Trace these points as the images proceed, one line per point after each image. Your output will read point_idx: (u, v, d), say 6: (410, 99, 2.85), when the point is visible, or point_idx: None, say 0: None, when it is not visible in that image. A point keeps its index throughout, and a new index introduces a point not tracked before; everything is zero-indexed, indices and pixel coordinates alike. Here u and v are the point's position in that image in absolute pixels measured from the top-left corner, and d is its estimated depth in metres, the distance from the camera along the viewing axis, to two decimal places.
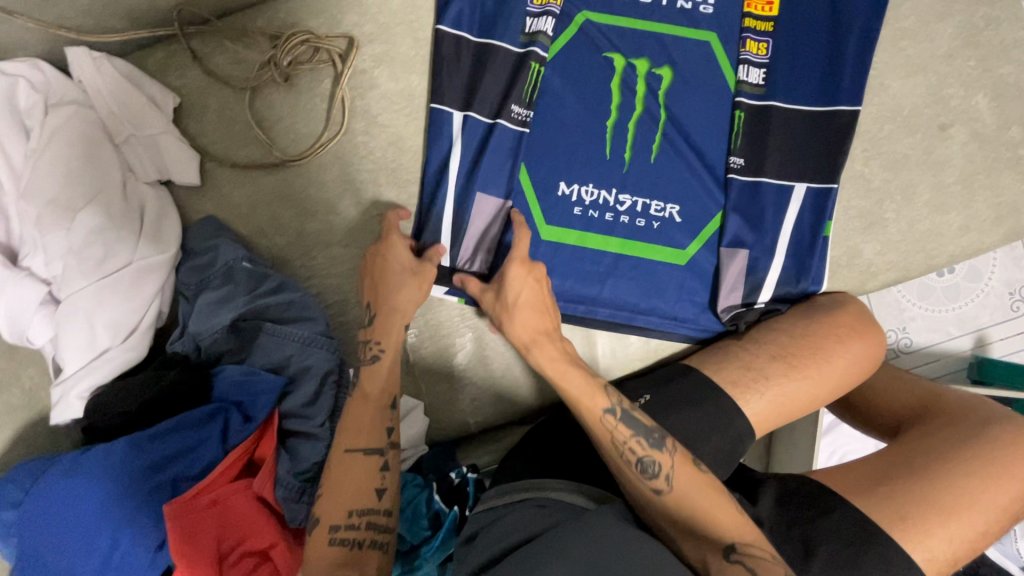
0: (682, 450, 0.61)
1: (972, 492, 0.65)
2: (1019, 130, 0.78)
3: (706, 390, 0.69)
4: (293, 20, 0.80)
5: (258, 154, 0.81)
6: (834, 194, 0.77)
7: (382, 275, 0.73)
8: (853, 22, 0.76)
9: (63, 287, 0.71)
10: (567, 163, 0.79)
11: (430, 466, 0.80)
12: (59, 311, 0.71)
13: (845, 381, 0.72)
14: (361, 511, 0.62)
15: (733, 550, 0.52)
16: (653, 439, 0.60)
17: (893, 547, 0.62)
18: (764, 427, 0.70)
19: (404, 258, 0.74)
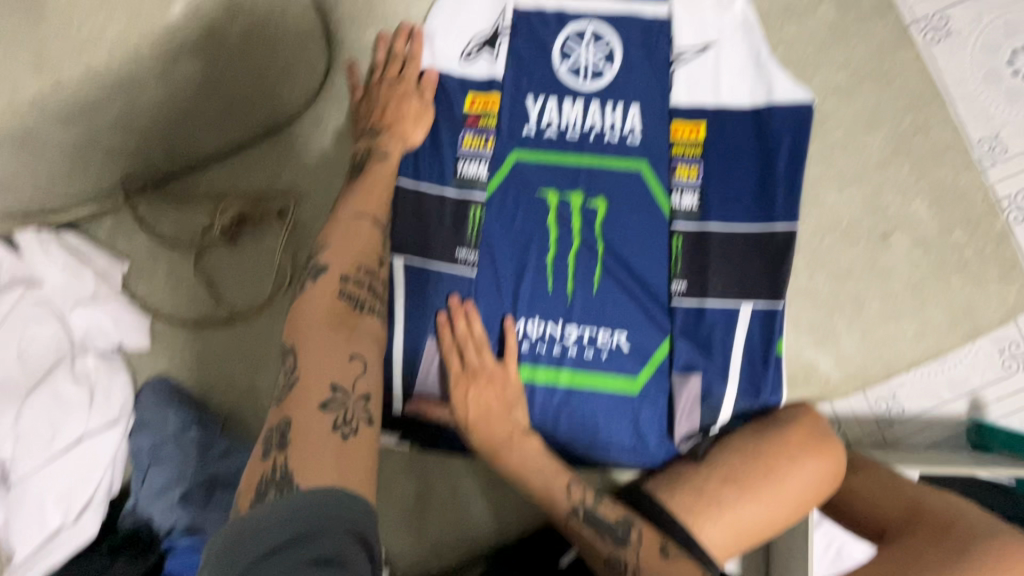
0: (649, 535, 0.64)
1: None
2: (962, 232, 0.77)
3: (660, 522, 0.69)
4: (235, 180, 0.82)
5: (206, 311, 0.82)
6: (781, 312, 0.76)
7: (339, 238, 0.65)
8: (780, 141, 0.77)
9: (17, 472, 0.73)
10: (510, 299, 0.79)
11: None
12: (11, 496, 0.72)
13: (801, 503, 0.71)
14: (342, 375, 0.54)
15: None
16: (617, 535, 0.64)
17: None
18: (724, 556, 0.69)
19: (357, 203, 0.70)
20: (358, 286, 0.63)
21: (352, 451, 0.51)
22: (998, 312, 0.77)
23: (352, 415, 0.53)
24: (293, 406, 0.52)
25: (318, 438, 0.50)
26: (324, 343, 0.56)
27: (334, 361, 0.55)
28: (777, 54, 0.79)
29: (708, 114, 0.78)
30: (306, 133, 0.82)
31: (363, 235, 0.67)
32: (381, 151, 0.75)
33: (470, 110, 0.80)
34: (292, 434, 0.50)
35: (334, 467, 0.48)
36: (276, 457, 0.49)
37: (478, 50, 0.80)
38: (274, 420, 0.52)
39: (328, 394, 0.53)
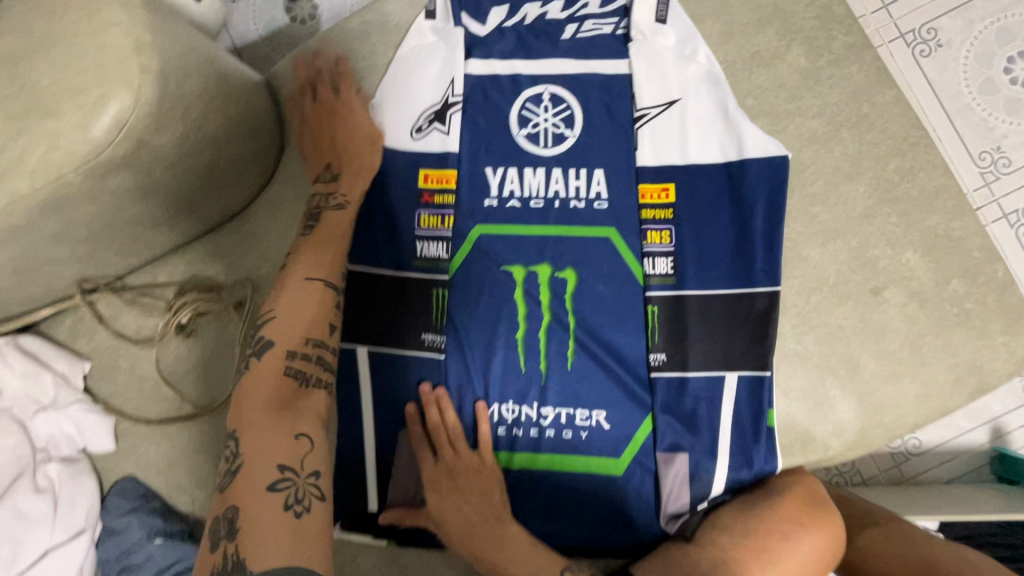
0: None
1: None
2: (960, 282, 0.72)
3: None
4: (194, 271, 0.80)
5: (171, 408, 0.79)
6: (768, 381, 0.71)
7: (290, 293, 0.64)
8: (755, 198, 0.72)
9: None
10: (480, 382, 0.75)
11: None
12: None
13: None
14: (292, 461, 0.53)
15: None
16: None
17: None
18: None
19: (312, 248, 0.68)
20: (305, 361, 0.61)
21: (306, 533, 0.50)
22: (1008, 367, 0.71)
23: (305, 496, 0.52)
24: (242, 491, 0.51)
25: (271, 524, 0.49)
26: (273, 423, 0.55)
27: (283, 440, 0.54)
28: (746, 105, 0.75)
29: (677, 173, 0.74)
30: (265, 219, 0.80)
31: (316, 297, 0.64)
32: (339, 202, 0.72)
33: (425, 186, 0.77)
34: (239, 526, 0.49)
35: (286, 553, 0.48)
36: (226, 548, 0.48)
37: (430, 123, 0.78)
38: (220, 512, 0.51)
39: (278, 477, 0.52)
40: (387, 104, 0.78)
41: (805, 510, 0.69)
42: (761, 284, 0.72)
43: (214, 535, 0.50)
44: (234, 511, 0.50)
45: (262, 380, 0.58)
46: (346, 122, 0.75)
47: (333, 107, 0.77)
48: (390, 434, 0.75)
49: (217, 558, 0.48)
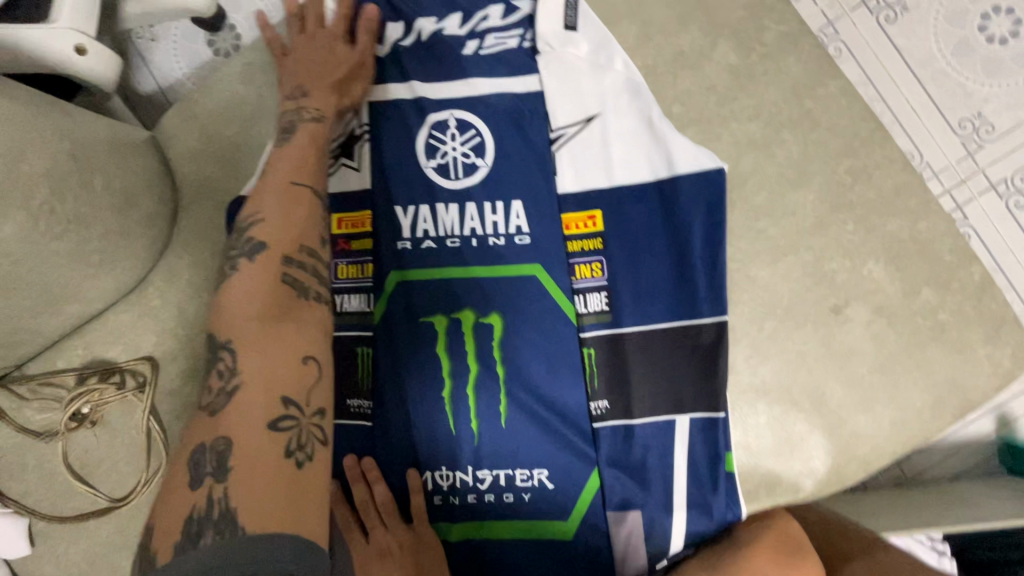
0: None
1: None
2: (931, 291, 0.63)
3: None
4: (94, 353, 0.73)
5: (86, 502, 0.73)
6: (724, 422, 0.64)
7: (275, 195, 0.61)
8: (690, 217, 0.64)
9: None
10: (410, 449, 0.68)
11: None
12: None
13: None
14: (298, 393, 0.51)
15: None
16: None
17: None
18: None
19: (288, 157, 0.64)
20: (303, 270, 0.58)
21: (305, 475, 0.48)
22: (993, 381, 0.63)
23: (307, 439, 0.50)
24: (241, 420, 0.48)
25: (270, 467, 0.47)
26: (273, 341, 0.53)
27: (288, 367, 0.52)
28: (672, 114, 0.67)
29: (604, 198, 0.66)
30: (161, 290, 0.73)
31: (304, 205, 0.61)
32: (313, 115, 0.66)
33: (339, 231, 0.71)
34: (233, 461, 0.46)
35: (287, 503, 0.46)
36: (215, 486, 0.45)
37: (337, 160, 0.71)
38: (207, 442, 0.48)
39: (282, 414, 0.50)
40: None
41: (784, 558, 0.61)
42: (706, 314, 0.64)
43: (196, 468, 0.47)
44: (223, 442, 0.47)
45: (250, 297, 0.55)
46: (319, 51, 0.69)
47: (325, 43, 0.70)
48: None
49: (199, 498, 0.45)
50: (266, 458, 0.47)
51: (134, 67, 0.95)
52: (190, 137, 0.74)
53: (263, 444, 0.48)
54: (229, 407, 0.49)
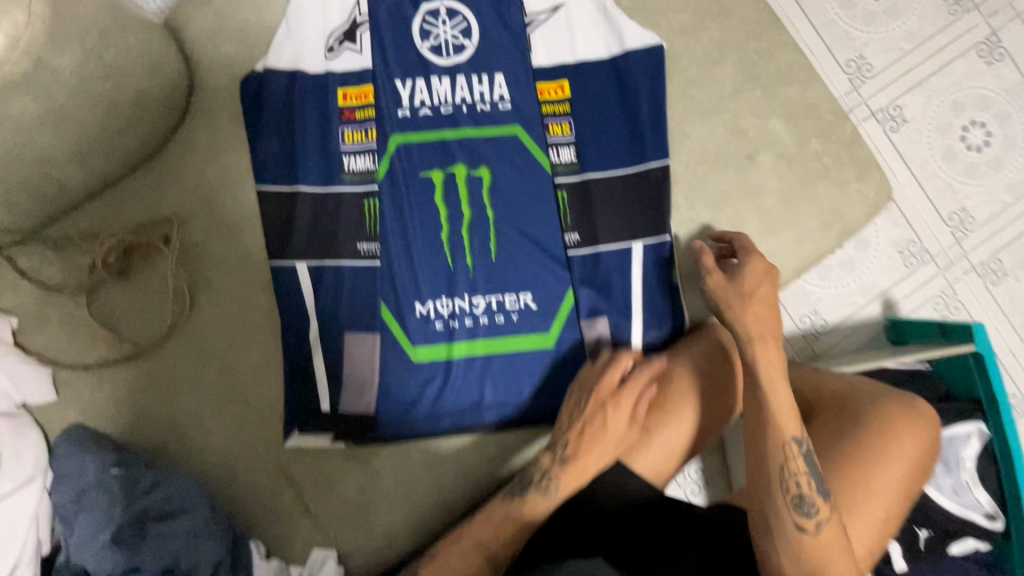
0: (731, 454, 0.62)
1: (871, 485, 0.61)
2: (818, 141, 0.83)
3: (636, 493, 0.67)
4: (114, 214, 0.80)
5: (110, 351, 0.80)
6: (669, 244, 0.81)
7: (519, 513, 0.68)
8: (639, 84, 0.81)
9: None
10: (414, 285, 0.80)
11: None
12: None
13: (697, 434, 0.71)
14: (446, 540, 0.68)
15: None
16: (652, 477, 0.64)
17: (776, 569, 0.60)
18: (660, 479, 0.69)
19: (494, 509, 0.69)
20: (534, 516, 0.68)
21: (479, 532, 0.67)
22: (864, 210, 0.84)
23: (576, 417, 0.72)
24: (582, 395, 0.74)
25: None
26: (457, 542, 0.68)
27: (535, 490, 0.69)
28: (622, 5, 0.83)
29: (571, 71, 0.82)
30: (182, 155, 0.81)
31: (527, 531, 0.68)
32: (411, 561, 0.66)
33: (344, 104, 0.80)
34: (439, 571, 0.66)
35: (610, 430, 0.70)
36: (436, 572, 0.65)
37: (340, 43, 0.81)
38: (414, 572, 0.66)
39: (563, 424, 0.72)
40: (294, 27, 0.81)
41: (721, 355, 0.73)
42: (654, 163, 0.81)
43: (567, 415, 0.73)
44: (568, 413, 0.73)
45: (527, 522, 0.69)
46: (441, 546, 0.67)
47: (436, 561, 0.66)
48: (334, 341, 0.79)
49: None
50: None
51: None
52: (203, 21, 0.82)
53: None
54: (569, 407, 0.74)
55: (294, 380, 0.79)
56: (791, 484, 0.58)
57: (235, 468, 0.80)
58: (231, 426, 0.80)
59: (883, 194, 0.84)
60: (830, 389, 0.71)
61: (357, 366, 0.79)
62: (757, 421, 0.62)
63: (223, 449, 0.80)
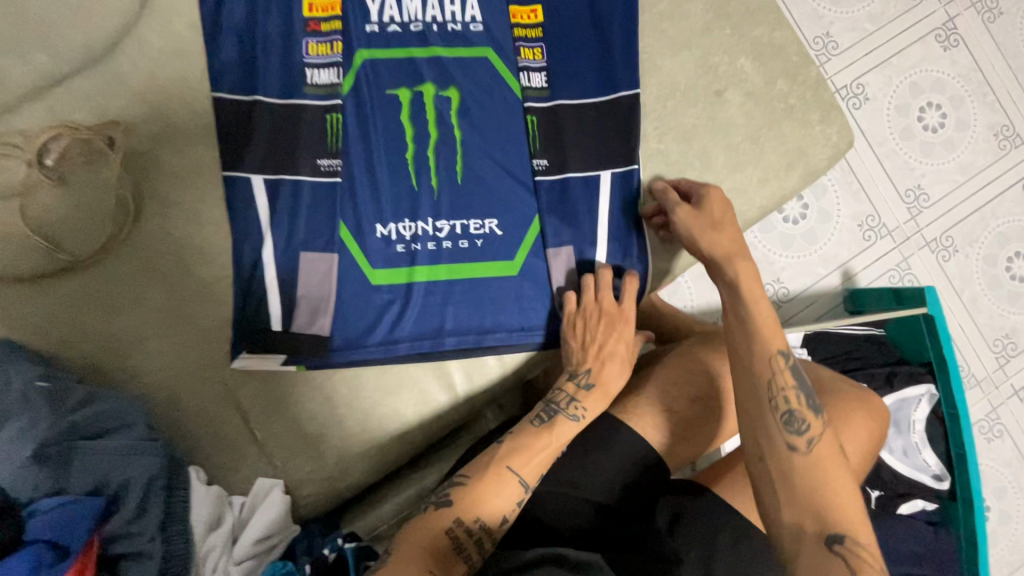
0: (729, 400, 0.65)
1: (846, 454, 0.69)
2: (784, 82, 0.84)
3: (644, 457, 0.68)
4: (54, 115, 0.75)
5: (42, 261, 0.74)
6: (637, 174, 0.80)
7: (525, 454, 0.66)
8: (611, 14, 0.81)
9: None
10: (376, 205, 0.78)
11: (303, 549, 0.76)
12: None
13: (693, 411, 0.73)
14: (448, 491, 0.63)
15: (839, 542, 0.54)
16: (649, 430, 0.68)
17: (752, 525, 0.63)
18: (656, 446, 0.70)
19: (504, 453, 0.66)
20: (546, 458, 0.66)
21: (482, 496, 0.62)
22: (827, 152, 0.85)
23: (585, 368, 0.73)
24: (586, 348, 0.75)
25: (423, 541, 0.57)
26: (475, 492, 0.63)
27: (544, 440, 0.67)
28: None
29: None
30: (132, 57, 0.76)
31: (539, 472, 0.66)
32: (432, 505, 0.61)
33: (309, 15, 0.77)
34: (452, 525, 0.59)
35: (615, 376, 0.72)
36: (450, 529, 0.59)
37: None
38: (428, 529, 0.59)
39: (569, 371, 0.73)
40: None
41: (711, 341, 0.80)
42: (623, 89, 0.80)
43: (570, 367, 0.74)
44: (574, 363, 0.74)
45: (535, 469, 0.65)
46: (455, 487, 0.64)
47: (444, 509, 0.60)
48: (290, 258, 0.76)
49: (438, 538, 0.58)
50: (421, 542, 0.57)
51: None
52: None
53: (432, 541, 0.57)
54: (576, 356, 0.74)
55: (245, 298, 0.75)
56: (779, 401, 0.62)
57: (178, 390, 0.75)
58: (176, 346, 0.76)
59: (845, 138, 0.86)
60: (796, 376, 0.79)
61: (313, 286, 0.76)
62: (750, 361, 0.65)
63: (167, 369, 0.75)
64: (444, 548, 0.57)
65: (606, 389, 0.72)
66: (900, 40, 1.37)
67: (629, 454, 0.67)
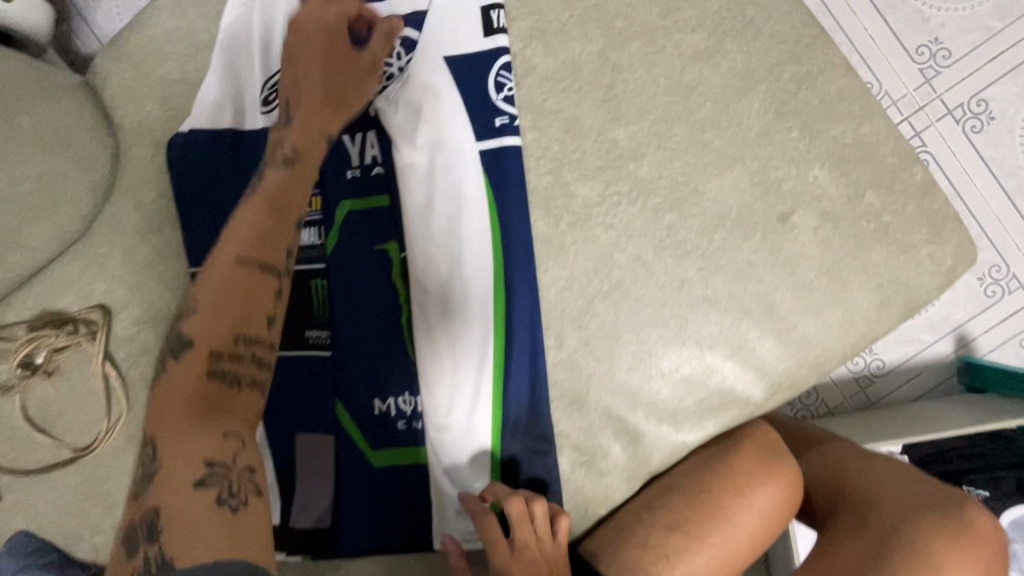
0: (739, 545, 0.64)
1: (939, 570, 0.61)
2: (876, 194, 0.64)
3: None
4: (39, 306, 0.71)
5: (50, 455, 0.73)
6: (479, 299, 0.66)
7: (190, 403, 0.49)
8: (580, 182, 0.66)
9: None
10: (373, 378, 0.69)
11: None
12: None
13: (753, 538, 0.65)
14: (200, 482, 0.45)
15: None
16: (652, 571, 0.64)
17: None
18: None
19: (175, 494, 0.45)
20: (216, 487, 0.45)
21: (164, 514, 0.44)
22: (936, 281, 0.65)
23: (240, 492, 0.46)
24: (194, 339, 0.51)
25: (211, 531, 0.43)
26: (189, 418, 0.48)
27: (178, 467, 0.46)
28: (615, 29, 0.66)
29: (552, 118, 0.66)
30: (107, 236, 0.71)
31: (193, 435, 0.47)
32: (149, 518, 0.44)
33: None
34: (161, 527, 0.43)
35: (162, 434, 0.48)
36: (147, 550, 0.42)
37: (277, 94, 0.68)
38: (138, 517, 0.45)
39: (204, 472, 0.45)
40: (226, 78, 0.69)
41: (727, 459, 0.67)
42: (509, 95, 0.66)
43: (132, 543, 0.44)
44: (156, 534, 0.43)
45: (196, 539, 0.42)
46: (168, 470, 0.46)
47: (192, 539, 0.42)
48: (286, 447, 0.69)
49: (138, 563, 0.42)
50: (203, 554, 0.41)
51: (79, 36, 1.02)
52: (122, 77, 0.71)
53: (201, 539, 0.42)
54: (163, 437, 0.48)
55: None
56: None
57: None
58: None
59: (963, 260, 0.65)
60: (857, 479, 0.69)
61: (309, 477, 0.69)
62: None
63: None
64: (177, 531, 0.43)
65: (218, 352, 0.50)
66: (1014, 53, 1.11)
67: None
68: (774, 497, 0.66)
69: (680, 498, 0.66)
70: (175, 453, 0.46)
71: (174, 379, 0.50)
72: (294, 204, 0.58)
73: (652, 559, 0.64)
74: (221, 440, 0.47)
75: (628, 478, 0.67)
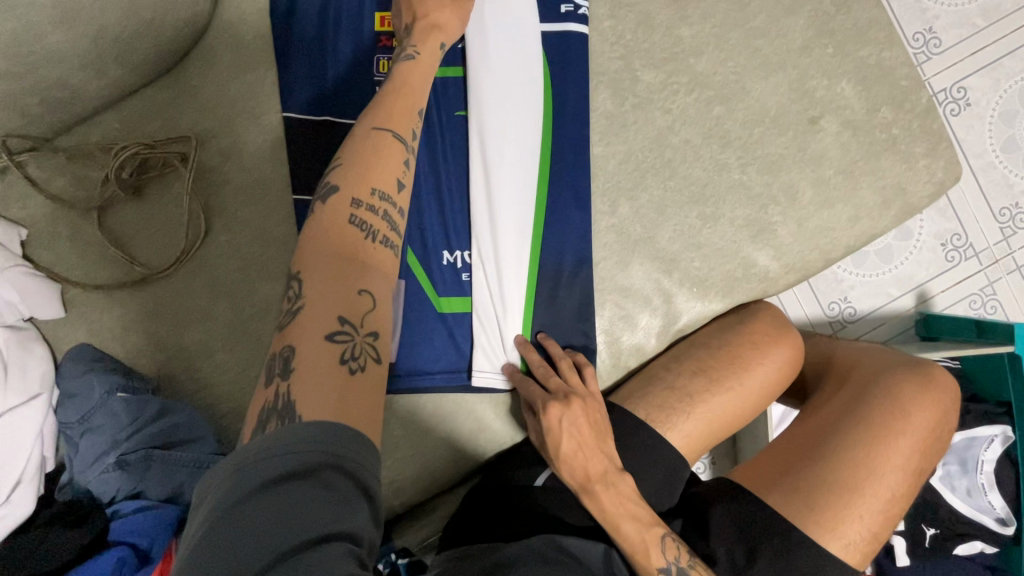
0: (748, 395, 0.75)
1: (906, 408, 0.73)
2: (889, 110, 0.76)
3: (634, 424, 0.72)
4: (132, 128, 0.75)
5: (120, 272, 0.76)
6: (533, 159, 0.74)
7: (336, 237, 0.52)
8: (643, 71, 0.76)
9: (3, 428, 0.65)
10: (441, 228, 0.74)
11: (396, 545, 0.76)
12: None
13: (764, 388, 0.76)
14: (339, 334, 0.47)
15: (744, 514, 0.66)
16: (676, 409, 0.74)
17: (803, 515, 0.69)
18: (693, 448, 0.74)
19: (311, 340, 0.46)
20: (347, 344, 0.47)
21: (301, 349, 0.46)
22: (928, 189, 0.77)
23: (361, 353, 0.47)
24: (339, 188, 0.55)
25: (332, 375, 0.45)
26: (333, 243, 0.52)
27: (319, 309, 0.48)
28: None
29: (628, 11, 0.76)
30: (202, 70, 0.76)
31: (335, 274, 0.50)
32: (287, 351, 0.46)
33: (381, 28, 0.77)
34: (296, 365, 0.45)
35: (309, 256, 0.51)
36: (279, 385, 0.44)
37: None
38: (276, 349, 0.47)
39: (338, 327, 0.47)
40: None
41: (744, 326, 0.78)
42: None
43: (271, 370, 0.46)
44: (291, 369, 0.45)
45: (320, 377, 0.44)
46: (314, 296, 0.48)
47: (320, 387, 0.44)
48: None
49: (270, 394, 0.44)
50: (330, 400, 0.43)
51: None
52: None
53: (329, 384, 0.44)
54: (308, 287, 0.49)
55: None
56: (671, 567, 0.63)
57: (244, 405, 0.77)
58: (241, 360, 0.77)
59: (952, 173, 0.77)
60: (840, 357, 0.84)
61: None
62: (615, 511, 0.63)
63: (235, 381, 0.77)
64: (313, 364, 0.45)
65: (359, 183, 0.55)
66: (1001, 47, 1.22)
67: (653, 453, 0.71)
68: (779, 360, 0.77)
69: (701, 351, 0.77)
70: (320, 292, 0.49)
71: (325, 186, 0.55)
72: (429, 60, 0.68)
73: (676, 398, 0.74)
74: (357, 297, 0.50)
75: (658, 334, 0.77)
